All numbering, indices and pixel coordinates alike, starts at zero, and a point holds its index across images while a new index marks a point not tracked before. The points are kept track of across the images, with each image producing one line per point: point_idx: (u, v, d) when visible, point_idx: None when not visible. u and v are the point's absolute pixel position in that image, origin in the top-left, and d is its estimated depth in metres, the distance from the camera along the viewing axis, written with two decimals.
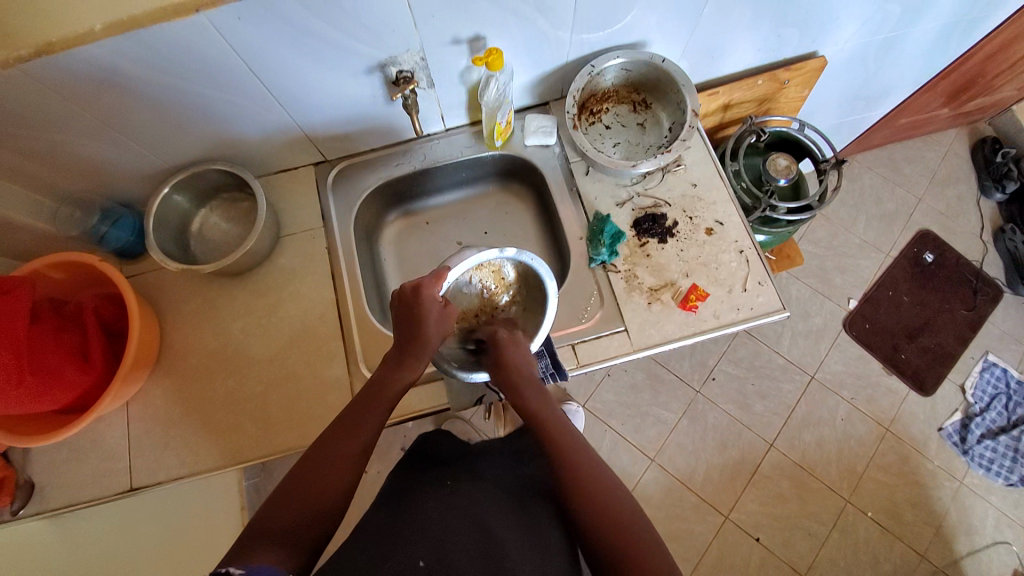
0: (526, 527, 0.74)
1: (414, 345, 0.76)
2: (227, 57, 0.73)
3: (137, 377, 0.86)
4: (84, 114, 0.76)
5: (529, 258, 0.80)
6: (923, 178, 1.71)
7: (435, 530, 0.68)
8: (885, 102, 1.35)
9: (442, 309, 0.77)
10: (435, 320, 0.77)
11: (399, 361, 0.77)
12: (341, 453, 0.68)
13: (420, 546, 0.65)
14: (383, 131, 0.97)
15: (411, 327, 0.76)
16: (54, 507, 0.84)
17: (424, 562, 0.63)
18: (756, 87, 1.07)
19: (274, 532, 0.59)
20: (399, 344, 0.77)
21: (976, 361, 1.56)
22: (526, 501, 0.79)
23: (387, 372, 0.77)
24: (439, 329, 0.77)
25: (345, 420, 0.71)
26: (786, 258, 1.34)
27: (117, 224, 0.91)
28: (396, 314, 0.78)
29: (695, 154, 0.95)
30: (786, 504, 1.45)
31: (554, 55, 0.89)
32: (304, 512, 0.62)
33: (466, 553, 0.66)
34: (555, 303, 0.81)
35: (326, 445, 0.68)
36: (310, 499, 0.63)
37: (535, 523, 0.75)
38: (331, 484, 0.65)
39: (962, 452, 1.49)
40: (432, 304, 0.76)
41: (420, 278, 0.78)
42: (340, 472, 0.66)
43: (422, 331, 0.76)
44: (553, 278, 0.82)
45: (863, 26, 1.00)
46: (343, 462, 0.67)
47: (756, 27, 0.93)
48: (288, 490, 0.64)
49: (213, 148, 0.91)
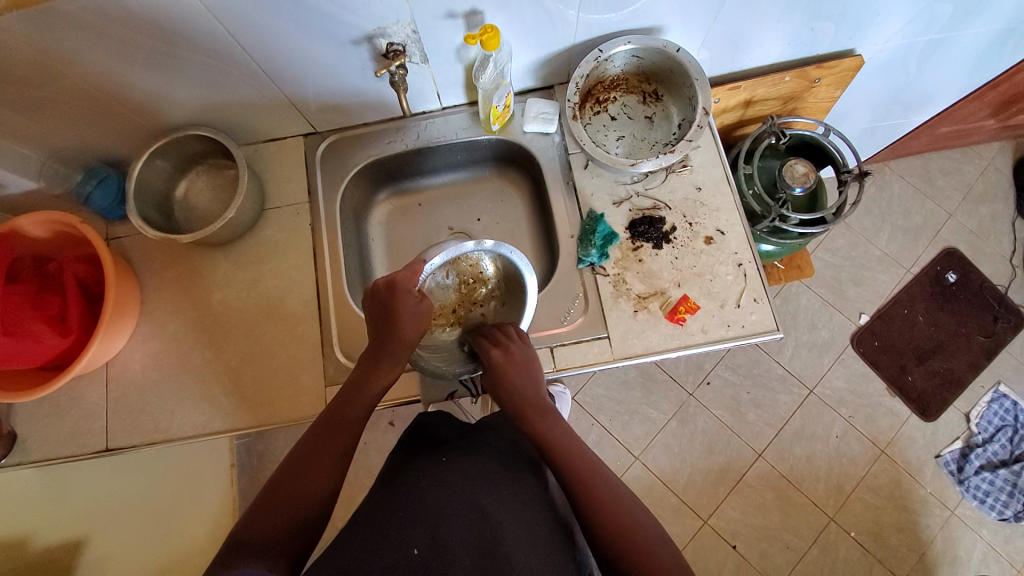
0: (527, 506, 0.66)
1: (390, 345, 0.73)
2: (202, 17, 0.68)
3: (113, 342, 0.85)
4: (62, 74, 0.73)
5: (508, 251, 0.78)
6: (957, 192, 1.60)
7: (429, 514, 0.61)
8: (924, 109, 1.25)
9: (417, 305, 0.74)
10: (409, 316, 0.74)
11: (375, 361, 0.74)
12: (319, 462, 0.66)
13: (415, 532, 0.59)
14: (375, 105, 0.93)
15: (386, 325, 0.74)
16: (30, 461, 0.85)
17: (418, 552, 0.57)
18: (783, 84, 0.99)
19: (258, 547, 0.59)
20: (373, 341, 0.74)
21: (986, 391, 1.50)
22: (528, 480, 0.71)
23: (363, 374, 0.73)
24: (415, 326, 0.74)
25: (323, 427, 0.69)
26: (796, 269, 1.28)
27: (103, 183, 0.89)
28: (371, 309, 0.76)
29: (703, 155, 0.89)
30: (767, 515, 1.43)
31: (559, 36, 0.83)
32: (284, 521, 0.62)
33: (463, 541, 0.58)
34: (533, 304, 0.79)
35: (306, 450, 0.67)
36: (292, 508, 0.63)
37: (537, 503, 0.68)
38: (315, 491, 0.64)
39: (957, 482, 1.44)
40: (407, 300, 0.74)
41: (394, 273, 0.75)
42: (318, 479, 0.65)
43: (397, 329, 0.73)
44: (531, 270, 0.79)
45: (907, 25, 0.91)
46: (320, 467, 0.66)
47: (785, 19, 0.85)
48: (269, 498, 0.63)
49: (198, 112, 0.88)
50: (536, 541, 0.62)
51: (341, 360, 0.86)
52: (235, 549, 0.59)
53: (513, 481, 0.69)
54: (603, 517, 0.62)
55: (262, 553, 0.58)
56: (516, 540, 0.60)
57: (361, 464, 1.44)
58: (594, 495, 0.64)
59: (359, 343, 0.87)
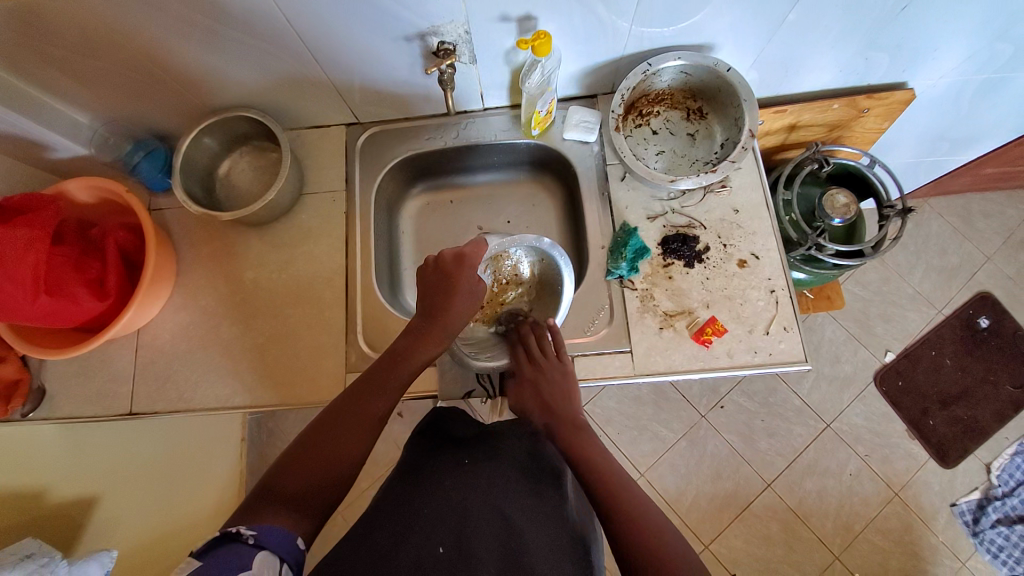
0: (549, 518, 0.65)
1: (441, 319, 0.73)
2: (266, 5, 0.71)
3: (146, 311, 0.87)
4: (123, 47, 0.75)
5: (557, 254, 0.81)
6: (998, 236, 1.55)
7: (452, 513, 0.61)
8: (972, 148, 1.22)
9: (476, 284, 0.75)
10: (466, 292, 0.74)
11: (422, 333, 0.73)
12: (358, 423, 0.66)
13: (440, 530, 0.60)
14: (418, 101, 0.94)
15: (441, 298, 0.73)
16: (57, 416, 0.87)
17: (444, 550, 0.58)
18: (830, 111, 0.97)
19: (286, 498, 0.58)
20: (425, 310, 0.74)
21: (1010, 443, 1.44)
22: (551, 492, 0.69)
23: (409, 343, 0.72)
24: (470, 305, 0.74)
25: (364, 389, 0.68)
26: (826, 299, 1.25)
27: (151, 156, 0.92)
28: (428, 277, 0.75)
29: (744, 177, 0.88)
30: (771, 547, 1.40)
31: (608, 46, 0.82)
32: (315, 477, 0.61)
33: (486, 544, 0.59)
34: (570, 296, 0.81)
35: (342, 411, 0.66)
36: (324, 466, 0.62)
37: (560, 516, 0.67)
38: (349, 453, 0.64)
39: (971, 533, 1.39)
40: (469, 276, 0.74)
41: (461, 247, 0.76)
42: (354, 441, 0.65)
43: (453, 302, 0.73)
44: (570, 267, 0.81)
45: (965, 63, 0.89)
46: (359, 428, 0.65)
47: (840, 46, 0.84)
48: (296, 456, 0.62)
49: (249, 94, 0.90)
50: (556, 554, 0.61)
51: (363, 349, 0.87)
52: (261, 496, 0.58)
53: (535, 492, 0.68)
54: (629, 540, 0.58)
55: (289, 505, 0.57)
56: (538, 550, 0.60)
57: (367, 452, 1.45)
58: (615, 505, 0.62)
59: (382, 334, 0.88)
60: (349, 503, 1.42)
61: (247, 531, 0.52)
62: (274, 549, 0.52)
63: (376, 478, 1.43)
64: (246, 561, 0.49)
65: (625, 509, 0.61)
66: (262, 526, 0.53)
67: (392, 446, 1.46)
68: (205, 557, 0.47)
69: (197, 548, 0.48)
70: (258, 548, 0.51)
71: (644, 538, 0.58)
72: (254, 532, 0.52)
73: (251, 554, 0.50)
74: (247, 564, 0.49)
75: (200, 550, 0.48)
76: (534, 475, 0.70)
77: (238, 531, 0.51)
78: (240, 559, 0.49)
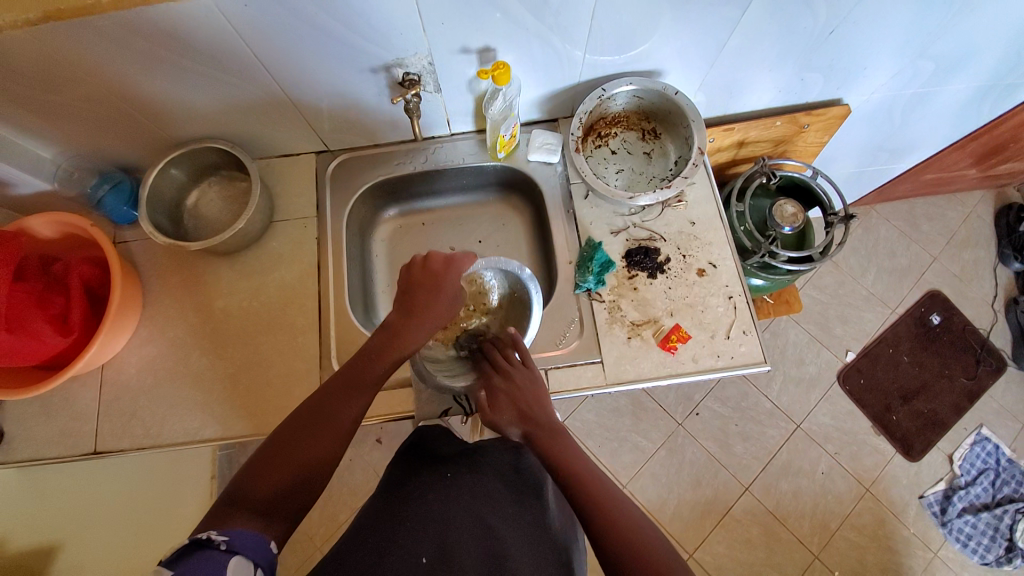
0: (531, 527, 0.67)
1: (421, 316, 0.74)
2: (231, 39, 0.73)
3: (110, 346, 0.85)
4: (87, 82, 0.76)
5: (533, 284, 0.83)
6: (941, 237, 1.66)
7: (436, 524, 0.62)
8: (909, 157, 1.31)
9: (458, 289, 0.77)
10: (450, 294, 0.76)
11: (400, 330, 0.73)
12: (330, 422, 0.66)
13: (424, 541, 0.60)
14: (386, 128, 0.97)
15: (425, 296, 0.74)
16: (13, 459, 0.84)
17: (427, 560, 0.58)
18: (774, 128, 1.05)
19: (255, 502, 0.58)
20: (405, 305, 0.74)
21: (969, 433, 1.52)
22: (531, 501, 0.71)
23: (386, 341, 0.72)
24: (449, 306, 0.76)
25: (340, 386, 0.69)
26: (785, 304, 1.31)
27: (116, 189, 0.92)
28: (412, 275, 0.76)
29: (698, 191, 0.93)
30: (752, 550, 1.42)
31: (565, 73, 0.87)
32: (285, 480, 0.61)
33: (469, 554, 0.60)
34: (538, 319, 0.83)
35: (316, 410, 0.66)
36: (295, 467, 0.62)
37: (541, 524, 0.68)
38: (321, 453, 0.64)
39: (940, 523, 1.45)
40: (454, 278, 0.76)
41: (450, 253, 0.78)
42: (328, 439, 0.65)
43: (435, 302, 0.75)
44: (541, 299, 0.83)
45: (893, 79, 0.98)
46: (332, 428, 0.65)
47: (779, 67, 0.91)
48: (265, 460, 0.62)
49: (217, 125, 0.91)
50: (537, 560, 0.63)
51: None
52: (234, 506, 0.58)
53: (516, 501, 0.70)
54: (614, 538, 0.60)
55: (255, 510, 0.57)
56: (520, 558, 0.62)
57: (345, 481, 1.43)
58: (594, 503, 0.63)
59: None
60: (329, 535, 1.39)
61: (217, 536, 0.52)
62: (246, 552, 0.52)
63: (356, 507, 1.41)
64: (219, 567, 0.49)
65: (604, 514, 0.62)
66: (232, 531, 0.53)
67: (372, 473, 1.44)
68: (177, 565, 0.47)
69: (167, 557, 0.47)
70: (231, 552, 0.51)
71: (629, 530, 0.61)
72: (225, 537, 0.52)
73: (224, 559, 0.50)
74: (221, 569, 0.49)
75: (169, 558, 0.47)
76: (516, 483, 0.72)
77: (207, 536, 0.51)
78: (214, 565, 0.49)
